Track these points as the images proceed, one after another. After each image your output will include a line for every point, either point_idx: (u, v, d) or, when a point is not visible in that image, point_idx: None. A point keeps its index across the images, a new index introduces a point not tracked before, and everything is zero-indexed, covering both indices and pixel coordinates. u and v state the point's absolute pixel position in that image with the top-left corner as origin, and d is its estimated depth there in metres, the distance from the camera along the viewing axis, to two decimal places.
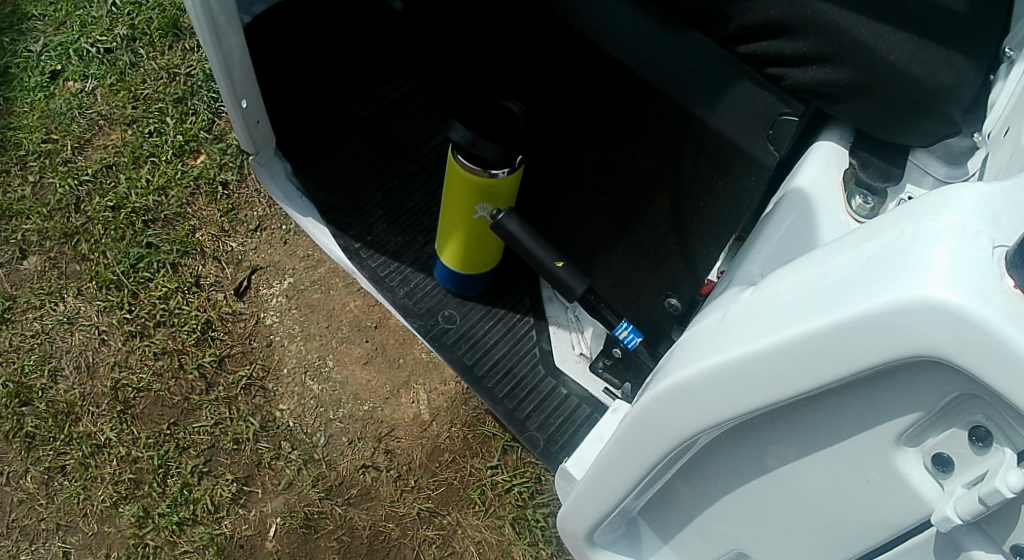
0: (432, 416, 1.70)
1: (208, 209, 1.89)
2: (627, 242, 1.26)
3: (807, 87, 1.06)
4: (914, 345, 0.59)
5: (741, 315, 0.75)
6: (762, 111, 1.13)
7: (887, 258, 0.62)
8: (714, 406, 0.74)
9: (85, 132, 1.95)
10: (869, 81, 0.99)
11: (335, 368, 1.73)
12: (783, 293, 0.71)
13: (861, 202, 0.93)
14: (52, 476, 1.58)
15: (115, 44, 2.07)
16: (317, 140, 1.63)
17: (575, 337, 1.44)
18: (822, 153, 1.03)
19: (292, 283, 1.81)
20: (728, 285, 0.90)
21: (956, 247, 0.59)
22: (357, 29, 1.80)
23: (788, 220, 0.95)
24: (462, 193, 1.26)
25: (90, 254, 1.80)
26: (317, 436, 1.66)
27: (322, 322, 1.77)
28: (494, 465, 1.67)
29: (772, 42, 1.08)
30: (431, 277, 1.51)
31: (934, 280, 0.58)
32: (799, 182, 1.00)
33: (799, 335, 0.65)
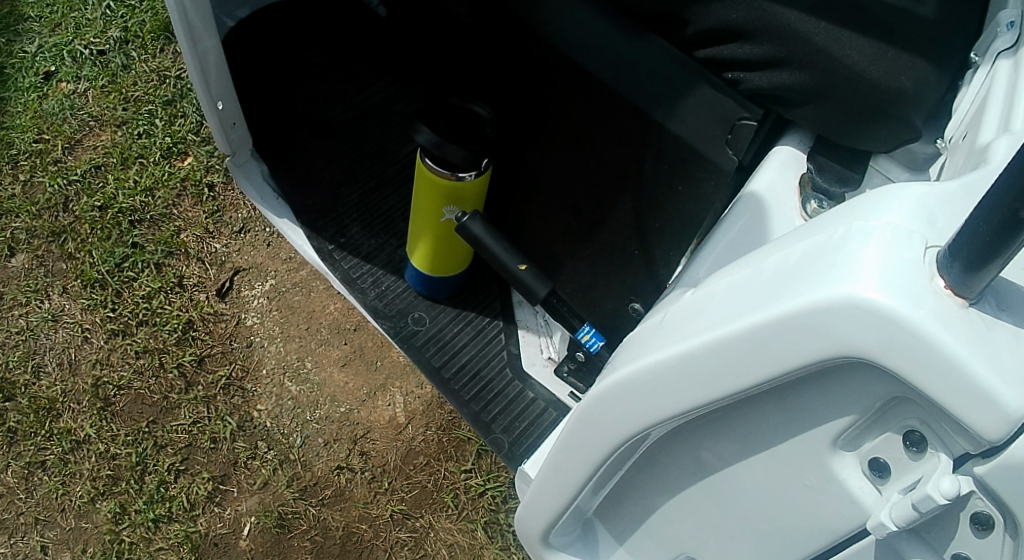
0: (408, 419, 1.71)
1: (194, 210, 1.91)
2: (592, 247, 1.27)
3: (763, 92, 1.05)
4: (844, 344, 0.60)
5: (687, 314, 0.76)
6: (723, 115, 1.12)
7: (822, 257, 0.64)
8: (658, 403, 0.75)
9: (76, 132, 1.97)
10: (828, 84, 0.97)
11: (313, 370, 1.74)
12: (726, 292, 0.72)
13: (816, 206, 0.90)
14: (31, 471, 1.59)
15: (108, 47, 2.10)
16: (296, 142, 1.65)
17: (544, 341, 1.45)
18: (779, 158, 1.00)
19: (273, 285, 1.83)
20: (676, 286, 0.89)
21: (888, 247, 0.60)
22: (341, 35, 1.84)
23: (739, 225, 0.92)
24: (429, 195, 1.27)
25: (77, 253, 1.82)
26: (294, 437, 1.67)
27: (302, 324, 1.79)
28: (468, 468, 1.68)
29: (731, 45, 1.07)
30: (403, 279, 1.52)
31: (864, 280, 0.59)
32: (753, 187, 0.97)
33: (737, 333, 0.67)
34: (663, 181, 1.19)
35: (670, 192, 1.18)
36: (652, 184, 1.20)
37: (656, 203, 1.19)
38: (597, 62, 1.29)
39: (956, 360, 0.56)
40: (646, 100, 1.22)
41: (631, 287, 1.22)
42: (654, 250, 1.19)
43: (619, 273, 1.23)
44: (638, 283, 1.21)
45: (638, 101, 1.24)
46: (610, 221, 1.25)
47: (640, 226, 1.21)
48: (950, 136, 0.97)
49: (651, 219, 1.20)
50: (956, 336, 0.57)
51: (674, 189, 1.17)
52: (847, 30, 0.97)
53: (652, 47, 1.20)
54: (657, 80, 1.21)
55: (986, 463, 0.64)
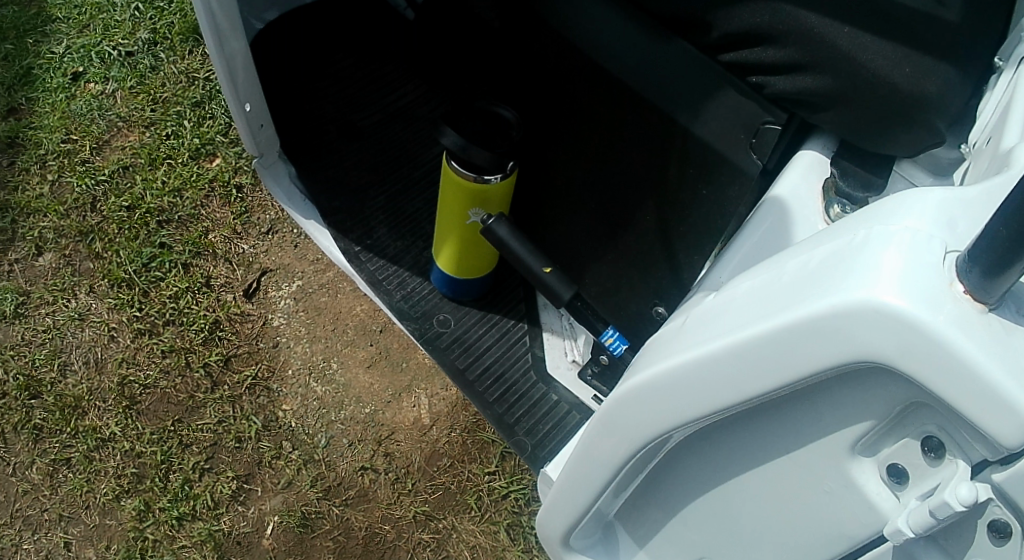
0: (432, 421, 1.72)
1: (221, 211, 1.93)
2: (615, 250, 1.27)
3: (788, 96, 1.03)
4: (860, 348, 0.59)
5: (701, 319, 0.74)
6: (747, 119, 1.10)
7: (840, 261, 0.62)
8: (672, 408, 0.74)
9: (104, 133, 2.00)
10: (851, 88, 0.95)
11: (338, 371, 1.75)
12: (741, 296, 0.71)
13: (839, 210, 0.88)
14: (57, 468, 1.61)
15: (137, 48, 2.12)
16: (323, 144, 1.67)
17: (569, 344, 1.45)
18: (803, 162, 0.98)
19: (300, 286, 1.84)
20: (695, 290, 0.87)
21: (906, 251, 0.59)
22: (369, 38, 1.86)
23: (763, 226, 0.91)
24: (455, 198, 1.27)
25: (104, 252, 1.84)
26: (319, 437, 1.68)
27: (329, 325, 1.80)
28: (492, 470, 1.68)
29: (755, 50, 1.06)
30: (428, 281, 1.53)
31: (882, 283, 0.58)
32: (776, 192, 0.95)
33: (752, 337, 0.65)
34: (686, 183, 1.17)
35: (693, 196, 1.17)
36: (675, 187, 1.18)
37: (679, 207, 1.18)
38: (621, 64, 1.28)
39: (976, 365, 0.55)
40: (669, 104, 1.21)
41: (654, 291, 1.20)
42: (678, 250, 1.17)
43: (641, 276, 1.22)
44: (662, 287, 1.19)
45: (662, 104, 1.22)
46: (634, 224, 1.25)
47: (664, 228, 1.20)
48: (973, 140, 0.95)
49: (674, 222, 1.18)
50: (976, 341, 0.56)
51: (697, 192, 1.15)
52: (872, 35, 0.95)
53: (677, 50, 1.19)
54: (684, 83, 1.19)
55: (1005, 470, 0.62)
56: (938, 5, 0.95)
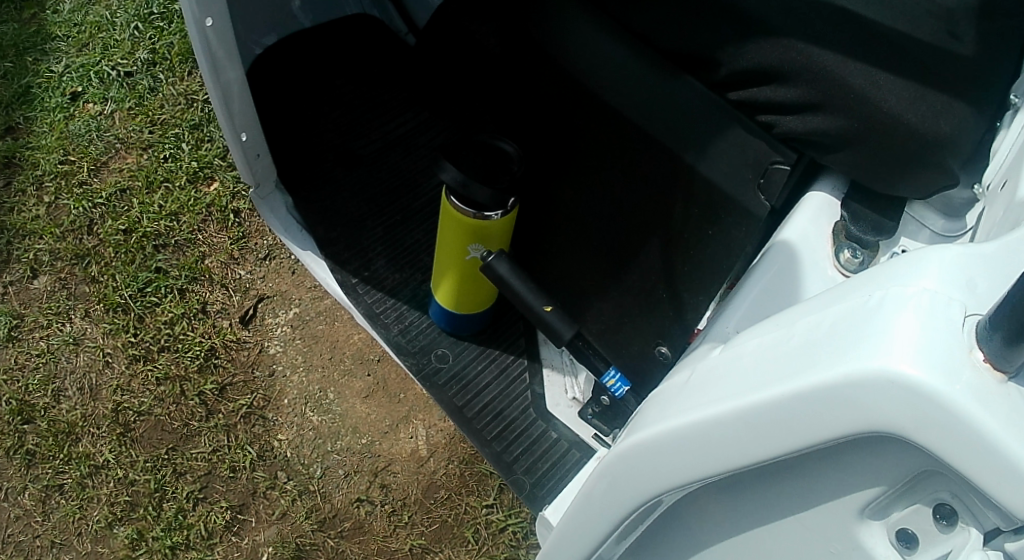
0: (430, 452, 1.68)
1: (219, 236, 1.90)
2: (619, 287, 1.21)
3: (799, 137, 0.99)
4: (870, 418, 0.55)
5: (703, 379, 0.70)
6: (753, 159, 1.06)
7: (854, 325, 0.59)
8: (671, 471, 0.69)
9: (102, 154, 1.98)
10: (866, 130, 0.91)
11: (335, 401, 1.72)
12: (745, 355, 0.67)
13: (850, 256, 0.85)
14: (49, 494, 1.58)
15: (136, 68, 2.11)
16: (321, 173, 1.65)
17: (569, 380, 1.42)
18: (812, 204, 0.94)
19: (297, 313, 1.82)
20: (700, 340, 0.83)
21: (923, 317, 0.55)
22: (369, 64, 1.84)
23: (772, 270, 0.87)
24: (455, 234, 1.22)
25: (100, 276, 1.82)
26: (314, 468, 1.65)
27: (326, 354, 1.77)
28: (490, 503, 1.64)
29: (764, 88, 1.01)
30: (427, 315, 1.50)
31: (896, 351, 0.54)
32: (785, 234, 0.91)
33: (758, 403, 0.61)
34: (693, 224, 1.13)
35: (700, 237, 1.12)
36: (681, 227, 1.14)
37: (685, 247, 1.13)
38: (628, 99, 1.22)
39: (998, 442, 0.51)
40: (676, 141, 1.16)
41: (658, 330, 1.15)
42: (682, 291, 1.12)
43: (645, 316, 1.17)
44: (665, 328, 1.14)
45: (669, 142, 1.17)
46: (637, 263, 1.19)
47: (669, 268, 1.15)
48: (987, 182, 0.94)
49: (679, 263, 1.13)
50: (995, 415, 0.52)
51: (704, 233, 1.11)
52: (884, 72, 0.91)
53: (685, 88, 1.13)
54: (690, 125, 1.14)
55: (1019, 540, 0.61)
56: (954, 40, 0.93)
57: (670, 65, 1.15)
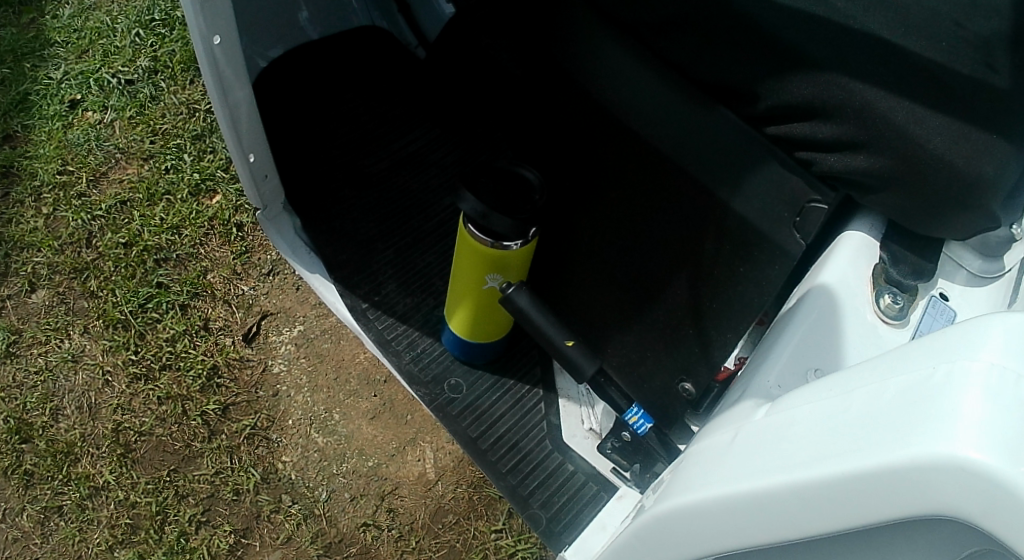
0: (438, 476, 1.62)
1: (221, 250, 1.84)
2: (643, 320, 1.15)
3: (840, 175, 0.96)
4: (934, 505, 0.49)
5: (744, 446, 0.65)
6: (789, 197, 1.06)
7: (915, 398, 0.53)
8: (714, 540, 0.64)
9: (101, 165, 1.91)
10: (908, 170, 0.87)
11: (340, 422, 1.66)
12: (789, 423, 0.61)
13: (890, 301, 0.81)
14: (48, 516, 1.51)
15: (137, 76, 2.03)
16: (330, 193, 1.61)
17: (585, 411, 1.37)
18: (851, 244, 0.91)
19: (302, 331, 1.75)
20: (741, 394, 0.78)
21: (993, 396, 0.50)
22: (379, 78, 1.80)
23: (811, 318, 0.82)
24: (473, 262, 1.17)
25: (99, 291, 1.75)
26: (319, 491, 1.59)
27: (331, 374, 1.71)
28: (499, 528, 1.59)
29: (807, 123, 0.98)
30: (440, 342, 1.46)
31: (963, 436, 0.49)
32: (823, 278, 0.87)
33: (808, 479, 0.55)
34: (724, 261, 1.11)
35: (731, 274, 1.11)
36: (711, 264, 1.12)
37: (715, 282, 1.11)
38: (658, 133, 1.23)
39: None
40: (709, 178, 1.16)
41: (682, 365, 1.10)
42: (709, 328, 1.09)
43: (669, 351, 1.12)
44: (689, 362, 1.10)
45: (703, 179, 1.17)
46: (662, 297, 1.15)
47: (697, 304, 1.12)
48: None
49: (707, 299, 1.11)
50: None
51: (735, 270, 1.10)
52: (925, 108, 0.86)
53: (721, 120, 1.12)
54: (732, 156, 1.13)
55: None
56: (990, 71, 0.86)
57: (703, 97, 1.14)
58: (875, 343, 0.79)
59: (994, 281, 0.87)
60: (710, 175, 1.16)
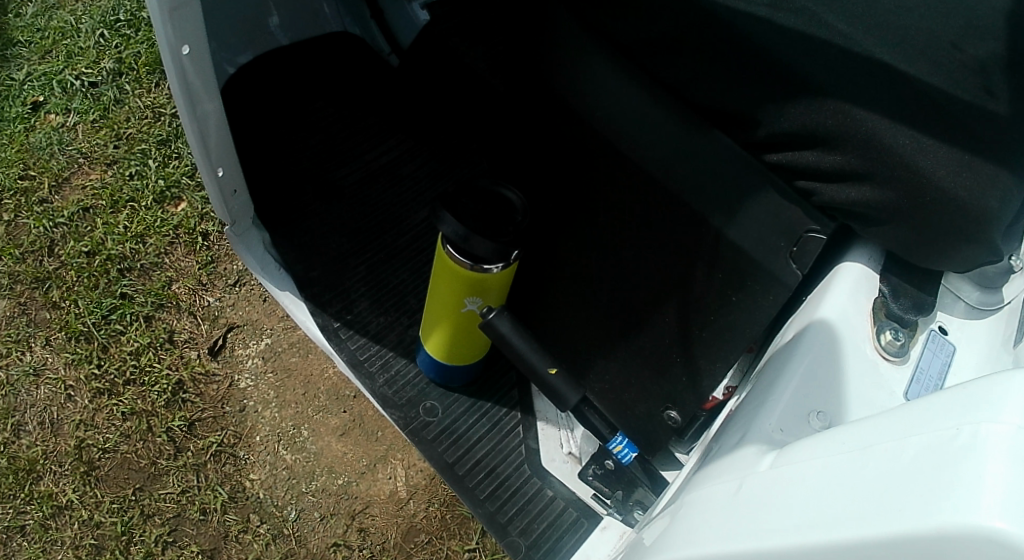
0: (410, 494, 1.55)
1: (187, 259, 1.75)
2: (627, 347, 1.12)
3: (841, 207, 0.93)
4: None
5: (754, 498, 0.64)
6: (787, 226, 1.00)
7: (938, 462, 0.52)
8: None
9: (64, 169, 1.81)
10: (911, 203, 0.85)
11: (309, 438, 1.58)
12: (803, 478, 0.60)
13: (892, 338, 0.83)
14: (10, 536, 1.43)
15: (101, 79, 1.94)
16: (300, 205, 1.55)
17: (564, 435, 1.33)
18: (850, 276, 0.91)
19: (269, 344, 1.67)
20: (742, 437, 0.77)
21: (1019, 462, 0.48)
22: (352, 85, 1.75)
23: (811, 357, 0.82)
24: (454, 286, 1.12)
25: (61, 302, 1.65)
26: (288, 510, 1.51)
27: (299, 389, 1.63)
28: (472, 548, 1.52)
29: (810, 153, 0.94)
30: (414, 363, 1.41)
31: (991, 505, 0.47)
32: (823, 312, 0.87)
33: (827, 544, 0.54)
34: (714, 290, 1.06)
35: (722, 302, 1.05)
36: (700, 292, 1.07)
37: (705, 311, 1.06)
38: (649, 154, 1.16)
39: None
40: (702, 203, 1.10)
41: (668, 393, 1.07)
42: (698, 357, 1.05)
43: (655, 379, 1.09)
44: (675, 391, 1.07)
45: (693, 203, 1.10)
46: (649, 324, 1.11)
47: (684, 334, 1.07)
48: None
49: (697, 327, 1.06)
50: None
51: (727, 298, 1.04)
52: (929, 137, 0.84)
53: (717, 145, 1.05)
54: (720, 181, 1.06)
55: None
56: (988, 96, 0.85)
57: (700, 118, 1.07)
58: (877, 380, 0.80)
59: (993, 313, 0.88)
60: (701, 200, 1.10)
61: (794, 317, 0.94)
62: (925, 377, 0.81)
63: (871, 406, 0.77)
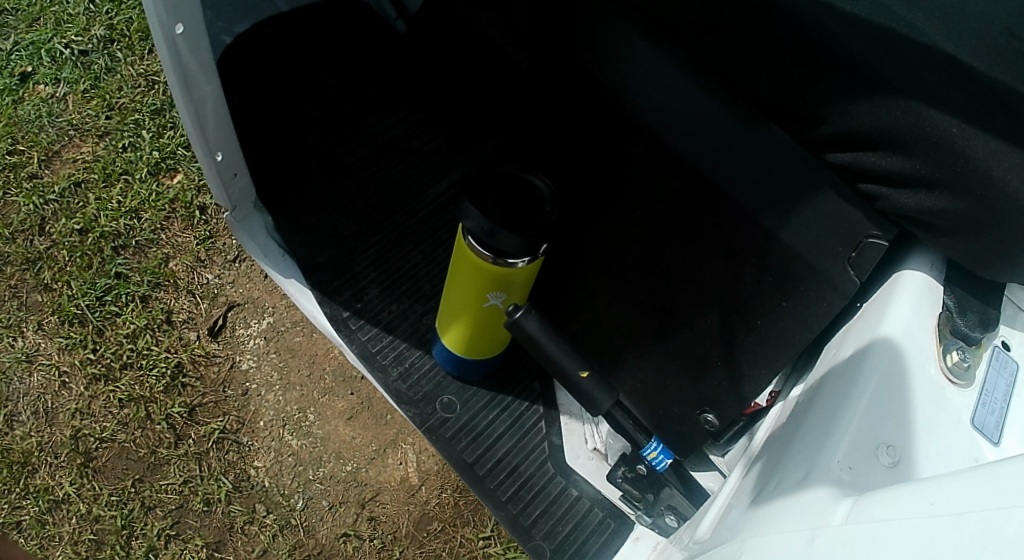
0: (422, 480, 1.49)
1: (184, 235, 1.66)
2: (664, 348, 1.04)
3: (909, 215, 0.80)
4: None
5: (830, 555, 0.57)
6: (846, 229, 0.85)
7: None
8: None
9: (53, 143, 1.71)
10: (991, 215, 0.74)
11: (316, 423, 1.51)
12: (890, 538, 0.54)
13: (959, 359, 0.77)
14: (6, 533, 1.36)
15: (91, 46, 1.83)
16: (304, 184, 1.46)
17: (589, 430, 1.26)
18: (913, 285, 0.83)
19: (271, 324, 1.59)
20: (804, 474, 0.70)
21: None
22: (357, 54, 1.65)
23: (876, 383, 0.75)
24: (474, 279, 1.04)
25: (54, 283, 1.57)
26: (295, 498, 1.44)
27: (303, 370, 1.55)
28: (488, 535, 1.47)
29: (871, 154, 0.80)
30: (428, 355, 1.34)
31: None
32: (887, 329, 0.80)
33: None
34: (764, 295, 0.93)
35: (772, 309, 0.93)
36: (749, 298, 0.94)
37: (750, 316, 0.95)
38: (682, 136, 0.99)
39: None
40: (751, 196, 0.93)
41: (705, 395, 1.00)
42: (741, 361, 0.96)
43: (693, 382, 1.02)
44: (714, 395, 1.00)
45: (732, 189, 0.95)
46: (688, 324, 1.02)
47: (727, 340, 0.97)
48: None
49: (742, 333, 0.95)
50: None
51: (777, 304, 0.92)
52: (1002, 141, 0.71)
53: None
54: None
55: None
56: None
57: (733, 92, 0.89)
58: (943, 406, 0.73)
59: None
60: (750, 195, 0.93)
61: (847, 329, 0.87)
62: (989, 401, 0.76)
63: (942, 439, 0.71)
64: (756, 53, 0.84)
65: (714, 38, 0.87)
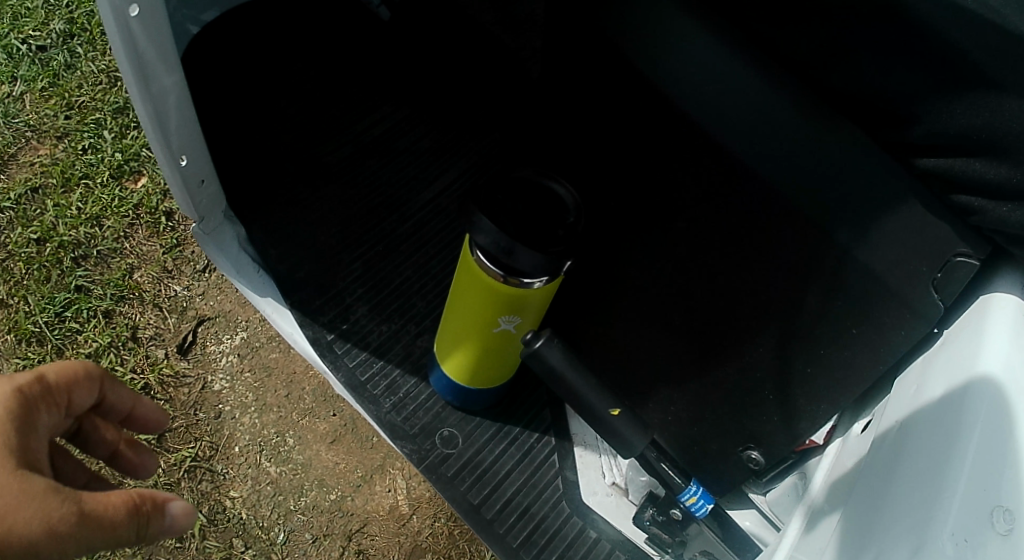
0: (413, 508, 1.32)
1: (149, 244, 1.49)
2: (704, 378, 0.93)
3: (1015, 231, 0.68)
4: None
5: None
6: (932, 245, 0.71)
7: None
8: None
9: (8, 146, 1.54)
10: None
11: (296, 448, 1.35)
12: None
13: None
14: None
15: (49, 42, 1.65)
16: (282, 190, 1.31)
17: (607, 462, 1.14)
18: (1008, 311, 0.71)
19: (244, 339, 1.43)
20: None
21: None
22: (337, 45, 1.50)
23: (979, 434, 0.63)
24: (484, 300, 0.91)
25: (8, 299, 1.40)
26: (275, 531, 1.28)
27: (281, 390, 1.39)
28: None
29: (970, 162, 0.68)
30: (426, 383, 1.19)
31: None
32: (984, 367, 0.68)
33: None
34: (826, 320, 0.79)
35: (840, 336, 0.79)
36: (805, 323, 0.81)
37: (808, 344, 0.81)
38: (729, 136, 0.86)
39: None
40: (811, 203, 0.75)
41: (751, 431, 0.91)
42: (797, 395, 0.84)
43: (739, 415, 0.92)
44: (763, 432, 0.90)
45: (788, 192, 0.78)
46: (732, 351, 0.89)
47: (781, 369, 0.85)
48: None
49: (799, 363, 0.83)
50: None
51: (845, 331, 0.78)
52: None
53: None
54: None
55: None
56: None
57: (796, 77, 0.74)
58: None
59: None
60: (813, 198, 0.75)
61: (930, 363, 0.76)
62: None
63: None
64: (817, 39, 0.72)
65: (765, 20, 0.74)
